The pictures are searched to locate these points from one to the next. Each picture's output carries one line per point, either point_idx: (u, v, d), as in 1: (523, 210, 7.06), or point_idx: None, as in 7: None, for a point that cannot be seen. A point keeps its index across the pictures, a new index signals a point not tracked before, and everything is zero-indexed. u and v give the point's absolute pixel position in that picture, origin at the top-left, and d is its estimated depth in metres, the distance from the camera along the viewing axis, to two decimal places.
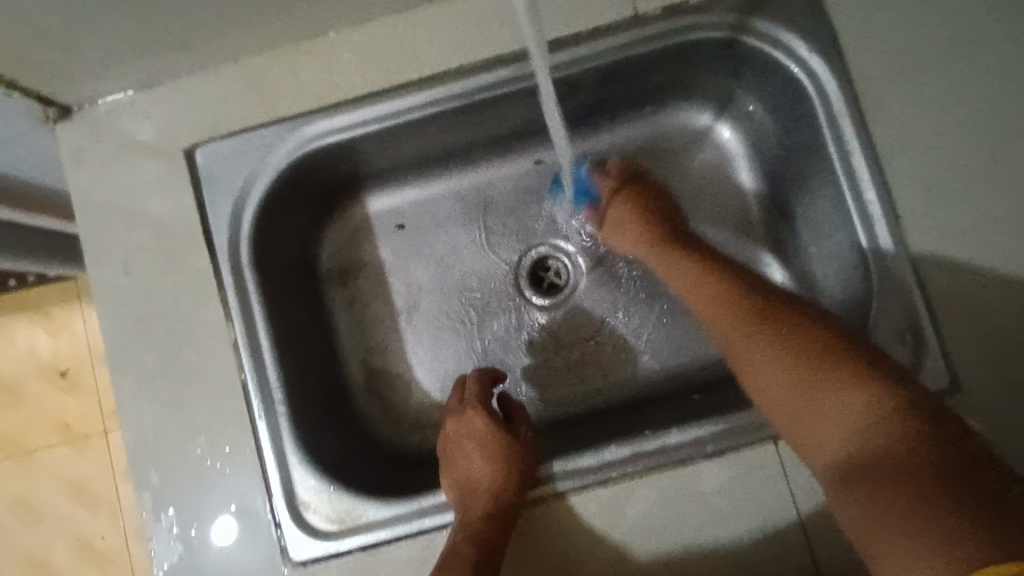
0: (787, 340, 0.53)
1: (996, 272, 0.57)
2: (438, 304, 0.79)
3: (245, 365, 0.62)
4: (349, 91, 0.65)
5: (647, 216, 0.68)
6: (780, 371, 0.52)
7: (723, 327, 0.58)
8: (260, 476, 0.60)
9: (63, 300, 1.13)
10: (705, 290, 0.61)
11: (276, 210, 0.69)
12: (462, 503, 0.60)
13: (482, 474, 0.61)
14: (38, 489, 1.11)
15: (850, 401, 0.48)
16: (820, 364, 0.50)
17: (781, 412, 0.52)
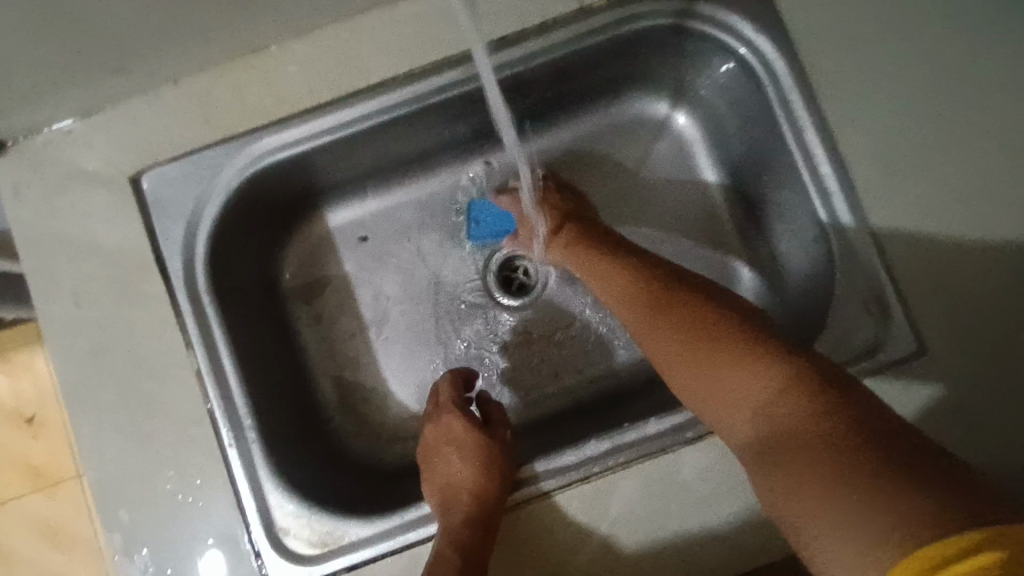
0: (698, 324, 0.54)
1: (951, 234, 0.58)
2: (408, 314, 0.78)
3: (210, 392, 0.60)
4: (296, 103, 0.64)
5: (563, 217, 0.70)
6: (692, 355, 0.54)
7: (637, 317, 0.59)
8: (235, 504, 0.59)
9: (21, 342, 1.08)
10: (624, 277, 0.62)
11: (231, 231, 0.67)
12: (445, 510, 0.59)
13: (461, 479, 0.61)
14: (10, 540, 1.07)
15: (763, 377, 0.49)
16: (727, 347, 0.52)
17: (699, 397, 0.53)
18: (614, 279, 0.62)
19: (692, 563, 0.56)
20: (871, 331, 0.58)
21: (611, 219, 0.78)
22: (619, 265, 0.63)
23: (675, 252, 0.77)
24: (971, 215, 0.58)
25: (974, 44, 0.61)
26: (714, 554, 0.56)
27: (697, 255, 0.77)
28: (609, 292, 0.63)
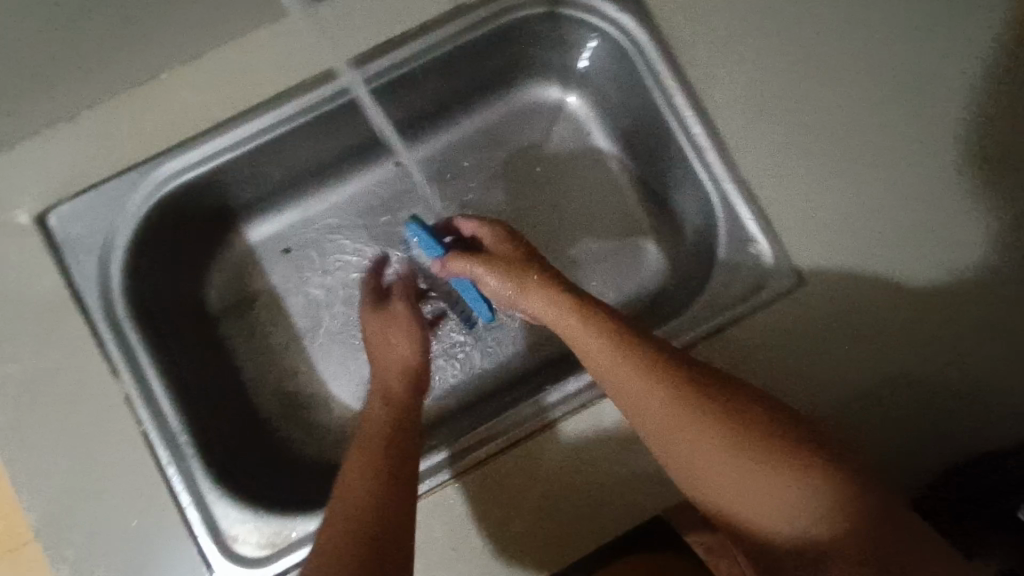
0: (740, 438, 0.51)
1: (809, 174, 0.66)
2: (340, 317, 0.80)
3: (142, 415, 0.62)
4: (195, 126, 0.66)
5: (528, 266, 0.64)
6: (729, 466, 0.50)
7: (663, 424, 0.53)
8: (181, 518, 0.60)
9: None
10: (636, 359, 0.55)
11: (145, 259, 0.68)
12: (382, 390, 0.66)
13: (390, 351, 0.69)
14: None
15: (805, 488, 0.48)
16: (770, 461, 0.49)
17: (730, 498, 0.50)
18: (620, 359, 0.55)
19: (619, 499, 0.62)
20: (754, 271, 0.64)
21: (522, 203, 0.82)
22: (625, 342, 0.56)
23: (584, 225, 0.82)
24: (821, 156, 0.66)
25: (805, 6, 0.69)
26: (639, 491, 0.62)
27: (607, 225, 0.81)
28: (621, 392, 0.55)
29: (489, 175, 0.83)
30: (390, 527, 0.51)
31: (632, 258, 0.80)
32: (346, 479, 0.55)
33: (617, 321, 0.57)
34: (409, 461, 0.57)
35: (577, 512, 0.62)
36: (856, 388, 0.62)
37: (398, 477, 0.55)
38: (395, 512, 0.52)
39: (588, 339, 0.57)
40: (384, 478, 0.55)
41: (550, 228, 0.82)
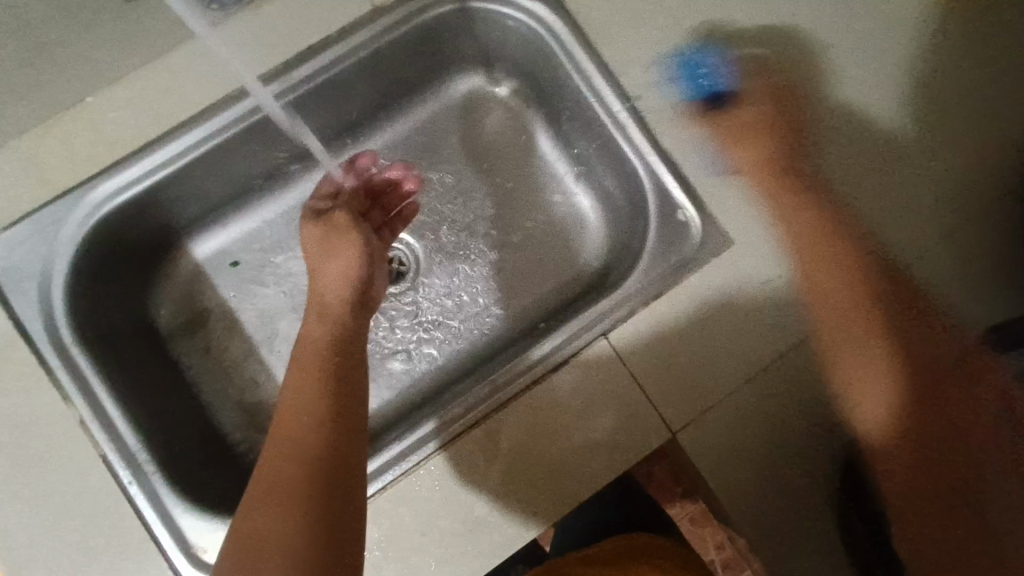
0: (895, 337, 0.63)
1: (729, 139, 0.69)
2: (293, 324, 0.81)
3: (99, 437, 0.62)
4: (124, 147, 0.66)
5: (764, 135, 0.68)
6: (869, 350, 0.63)
7: (843, 318, 0.64)
8: (148, 536, 0.60)
9: None
10: (846, 254, 0.65)
11: (87, 283, 0.68)
12: (323, 311, 0.65)
13: (334, 266, 0.68)
14: None
15: (904, 378, 0.62)
16: (907, 350, 0.63)
17: (892, 376, 0.62)
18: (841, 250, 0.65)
19: (579, 468, 0.64)
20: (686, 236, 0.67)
21: (465, 195, 0.86)
22: (832, 238, 0.66)
23: (523, 212, 0.85)
24: (739, 120, 0.69)
25: None
26: (593, 460, 0.64)
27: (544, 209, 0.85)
28: (813, 291, 0.65)
29: (428, 171, 0.86)
30: (337, 476, 0.51)
31: (571, 238, 0.83)
32: (290, 418, 0.54)
33: (816, 215, 0.66)
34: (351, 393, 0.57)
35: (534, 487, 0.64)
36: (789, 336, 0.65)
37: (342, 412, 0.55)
38: (349, 447, 0.53)
39: (806, 227, 0.66)
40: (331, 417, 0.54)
41: (495, 215, 0.85)
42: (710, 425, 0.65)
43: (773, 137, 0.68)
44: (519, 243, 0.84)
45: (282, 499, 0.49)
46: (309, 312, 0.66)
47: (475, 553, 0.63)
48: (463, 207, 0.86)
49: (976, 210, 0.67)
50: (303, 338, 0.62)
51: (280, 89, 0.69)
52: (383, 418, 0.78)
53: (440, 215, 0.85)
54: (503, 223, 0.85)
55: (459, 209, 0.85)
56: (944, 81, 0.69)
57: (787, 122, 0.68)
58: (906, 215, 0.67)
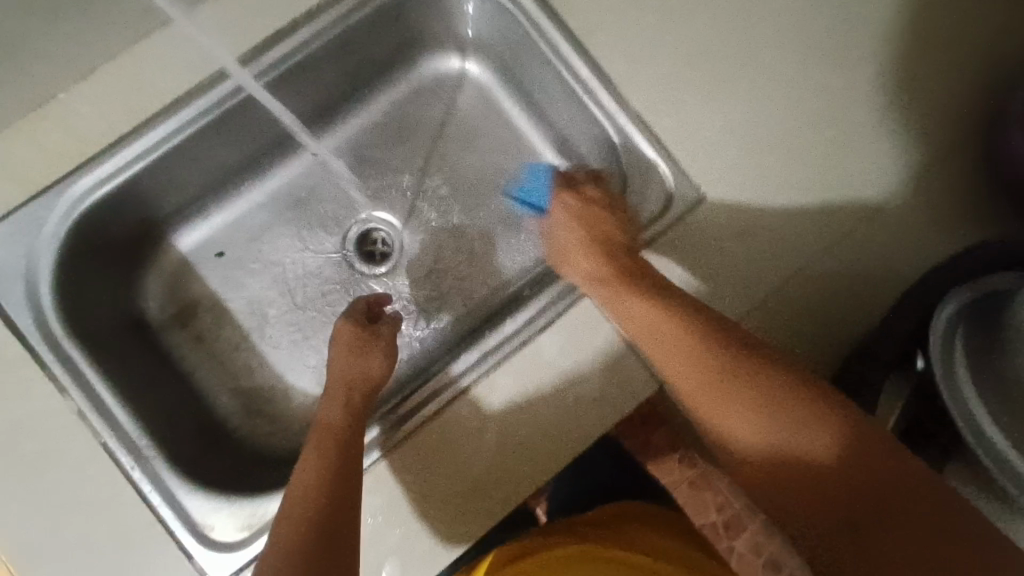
0: (766, 400, 0.56)
1: (696, 97, 0.71)
2: (282, 310, 0.83)
3: (98, 427, 0.63)
4: (99, 141, 0.66)
5: (603, 250, 0.68)
6: (739, 405, 0.57)
7: (699, 386, 0.59)
8: (156, 519, 0.62)
9: None
10: (671, 326, 0.61)
11: (74, 277, 0.69)
12: (346, 398, 0.66)
13: (377, 366, 0.70)
14: None
15: (818, 431, 0.54)
16: (787, 414, 0.55)
17: (765, 435, 0.56)
18: (659, 322, 0.61)
19: (572, 424, 0.66)
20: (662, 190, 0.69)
21: (443, 173, 0.87)
22: (660, 316, 0.61)
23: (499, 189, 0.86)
24: (705, 78, 0.71)
25: None
26: (583, 417, 0.66)
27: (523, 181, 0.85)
28: (640, 334, 0.62)
29: (404, 151, 0.87)
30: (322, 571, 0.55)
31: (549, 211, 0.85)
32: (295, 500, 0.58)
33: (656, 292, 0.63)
34: (354, 485, 0.59)
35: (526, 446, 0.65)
36: (766, 284, 0.67)
37: (344, 508, 0.58)
38: (343, 539, 0.56)
39: (624, 314, 0.63)
40: (332, 503, 0.57)
41: (475, 189, 0.86)
42: None
43: (608, 234, 0.69)
44: (497, 219, 0.85)
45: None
46: (327, 398, 0.66)
47: (474, 510, 0.64)
48: (443, 183, 0.87)
49: (936, 151, 0.70)
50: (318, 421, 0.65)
51: (254, 72, 0.69)
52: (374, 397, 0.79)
53: (420, 193, 0.86)
54: (485, 196, 0.86)
55: (439, 186, 0.87)
56: (896, 29, 0.72)
57: (608, 207, 0.72)
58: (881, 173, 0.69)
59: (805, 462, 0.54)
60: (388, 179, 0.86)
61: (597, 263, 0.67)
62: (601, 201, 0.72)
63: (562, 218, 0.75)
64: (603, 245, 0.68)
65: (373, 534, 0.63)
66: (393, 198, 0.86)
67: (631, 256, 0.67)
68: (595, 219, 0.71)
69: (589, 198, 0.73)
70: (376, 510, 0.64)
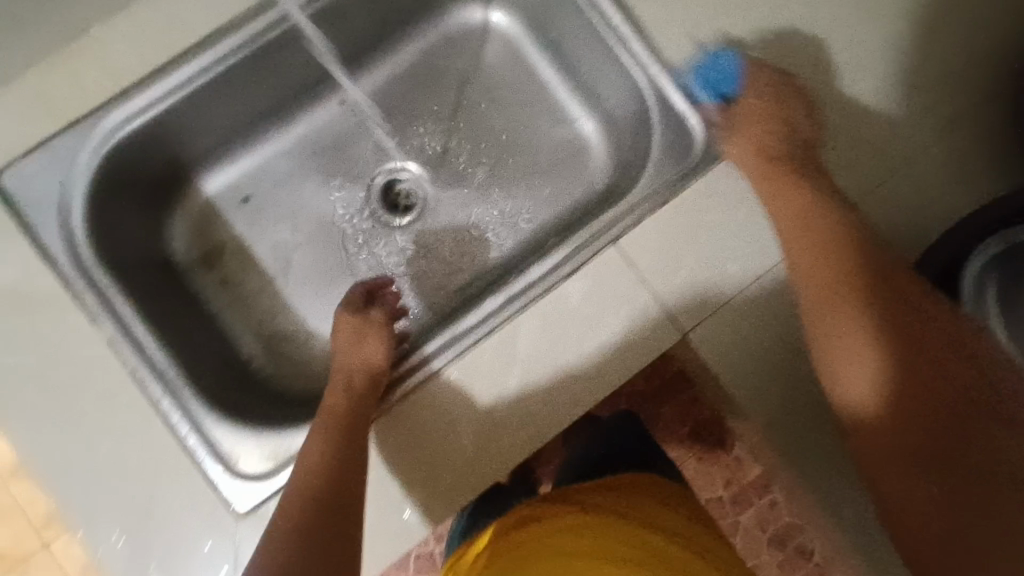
0: (910, 355, 0.58)
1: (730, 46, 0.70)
2: (307, 256, 0.83)
3: (129, 358, 0.64)
4: (133, 75, 0.67)
5: (767, 146, 0.67)
6: (880, 349, 0.59)
7: (834, 310, 0.61)
8: (183, 446, 0.63)
9: None
10: (831, 253, 0.62)
11: (106, 210, 0.69)
12: (347, 383, 0.67)
13: (375, 353, 0.70)
14: None
15: (908, 398, 0.58)
16: (910, 373, 0.58)
17: (880, 386, 0.58)
18: (827, 249, 0.62)
19: (594, 368, 0.67)
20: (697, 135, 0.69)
21: (469, 125, 0.86)
22: (827, 243, 0.63)
23: (520, 144, 0.85)
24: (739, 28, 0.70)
25: None
26: (605, 363, 0.67)
27: (547, 137, 0.85)
28: (798, 259, 0.63)
29: (431, 101, 0.86)
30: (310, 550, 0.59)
31: (573, 165, 0.84)
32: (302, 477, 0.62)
33: (813, 217, 0.64)
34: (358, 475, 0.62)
35: (547, 390, 0.67)
36: None
37: (345, 497, 0.61)
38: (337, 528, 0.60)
39: (783, 222, 0.64)
40: (333, 496, 0.60)
41: (500, 141, 0.86)
42: (722, 323, 0.67)
43: (771, 135, 0.68)
44: (510, 179, 0.85)
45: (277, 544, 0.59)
46: (332, 385, 0.69)
47: (477, 463, 0.66)
48: (468, 136, 0.86)
49: (971, 106, 0.69)
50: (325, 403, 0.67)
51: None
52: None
53: (446, 145, 0.86)
54: (510, 150, 0.85)
55: (465, 138, 0.86)
56: None
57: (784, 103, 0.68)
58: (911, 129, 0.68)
59: (858, 419, 0.59)
60: (414, 130, 0.86)
61: (754, 146, 0.68)
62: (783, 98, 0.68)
63: (751, 101, 0.69)
64: (773, 140, 0.68)
65: (377, 483, 0.66)
66: (419, 149, 0.86)
67: (801, 155, 0.68)
68: (780, 113, 0.67)
69: (777, 82, 0.68)
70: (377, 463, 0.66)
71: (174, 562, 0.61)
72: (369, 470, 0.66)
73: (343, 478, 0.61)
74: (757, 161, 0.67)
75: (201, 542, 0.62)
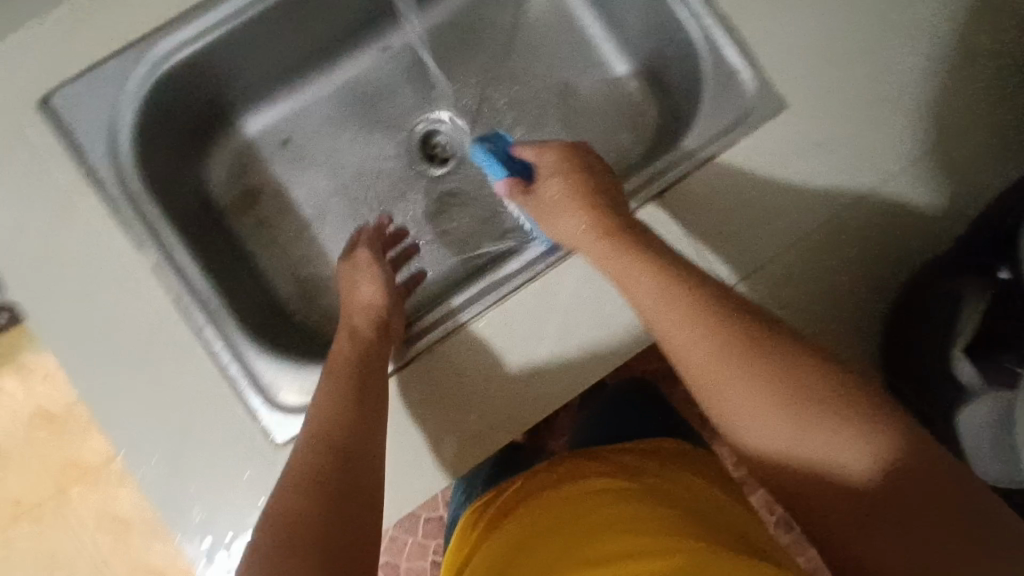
0: (812, 393, 0.48)
1: (786, 3, 0.69)
2: (343, 203, 0.83)
3: (172, 284, 0.64)
4: (182, 4, 0.67)
5: (592, 206, 0.64)
6: (770, 398, 0.48)
7: (709, 368, 0.51)
8: (223, 375, 0.63)
9: (27, 345, 1.20)
10: (678, 308, 0.54)
11: (151, 141, 0.70)
12: (352, 329, 0.67)
13: (376, 297, 0.70)
14: (65, 537, 1.19)
15: (870, 441, 0.45)
16: (841, 416, 0.46)
17: (806, 442, 0.47)
18: (668, 309, 0.54)
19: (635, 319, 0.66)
20: (752, 88, 0.68)
21: (511, 78, 0.85)
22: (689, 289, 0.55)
23: (560, 101, 0.84)
24: None
25: None
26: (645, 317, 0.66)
27: (591, 93, 0.84)
28: (665, 313, 0.55)
29: (475, 51, 0.85)
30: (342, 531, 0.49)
31: (615, 123, 0.83)
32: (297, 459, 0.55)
33: (642, 275, 0.57)
34: (371, 437, 0.57)
35: (585, 341, 0.66)
36: (838, 201, 0.66)
37: (360, 459, 0.55)
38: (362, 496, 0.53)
39: (632, 290, 0.57)
40: (345, 458, 0.55)
41: (542, 95, 0.85)
42: (767, 278, 0.66)
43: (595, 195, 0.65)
44: (548, 136, 0.84)
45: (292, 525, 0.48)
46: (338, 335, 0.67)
47: (511, 412, 0.66)
48: (510, 88, 0.85)
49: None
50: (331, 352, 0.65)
51: None
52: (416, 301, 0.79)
53: (487, 97, 0.85)
54: (553, 105, 0.84)
55: (506, 91, 0.85)
56: None
57: (578, 178, 0.67)
58: (965, 93, 0.68)
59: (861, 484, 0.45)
60: (456, 81, 0.86)
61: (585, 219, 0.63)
62: (584, 170, 0.68)
63: (554, 178, 0.68)
64: (604, 207, 0.64)
65: (414, 424, 0.64)
66: (460, 100, 0.85)
67: (620, 215, 0.63)
68: (578, 185, 0.66)
69: (565, 155, 0.69)
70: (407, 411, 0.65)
71: (214, 491, 0.62)
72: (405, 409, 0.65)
73: (356, 440, 0.56)
74: (575, 217, 0.64)
75: (240, 473, 0.62)
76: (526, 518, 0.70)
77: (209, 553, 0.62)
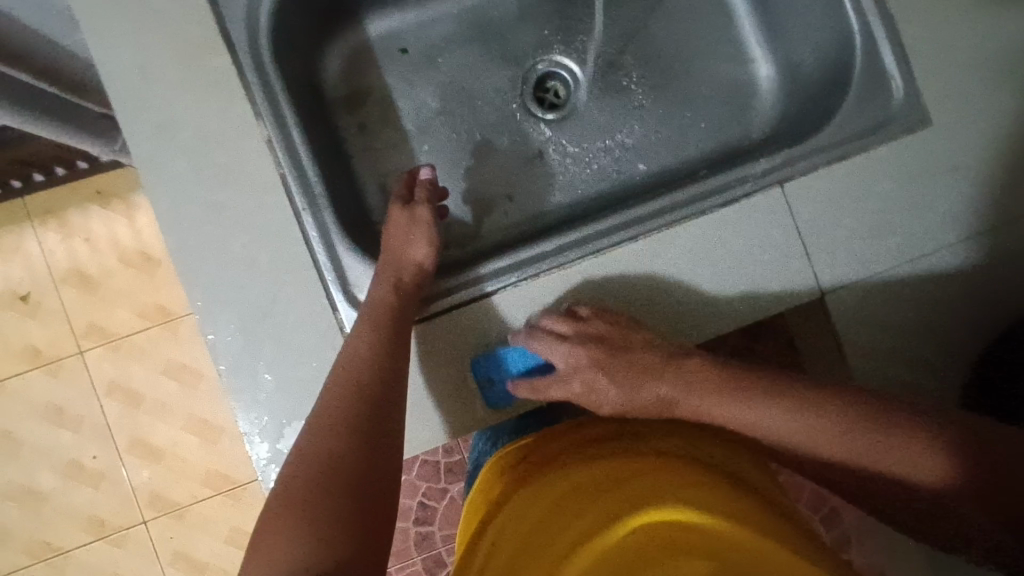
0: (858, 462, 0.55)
1: (956, 19, 0.66)
2: (448, 124, 0.82)
3: (282, 161, 0.65)
4: None
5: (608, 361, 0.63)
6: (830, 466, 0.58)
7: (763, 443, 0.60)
8: (312, 262, 0.64)
9: (77, 201, 1.21)
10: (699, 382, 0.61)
11: (285, 18, 0.70)
12: (394, 280, 0.64)
13: (421, 255, 0.66)
14: (73, 397, 1.20)
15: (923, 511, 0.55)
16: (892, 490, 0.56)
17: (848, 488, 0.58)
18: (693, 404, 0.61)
19: (728, 302, 0.66)
20: (898, 98, 0.66)
21: (641, 38, 0.83)
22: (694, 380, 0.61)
23: (685, 71, 0.82)
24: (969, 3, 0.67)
25: None
26: (741, 300, 0.66)
27: (719, 70, 0.82)
28: (688, 414, 0.62)
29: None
30: (362, 494, 0.52)
31: (734, 105, 0.81)
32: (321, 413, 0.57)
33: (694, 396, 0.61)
34: (385, 417, 0.57)
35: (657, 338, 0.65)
36: (956, 230, 0.65)
37: (382, 441, 0.56)
38: (383, 453, 0.55)
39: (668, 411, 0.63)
40: (368, 441, 0.55)
41: (667, 62, 0.82)
42: (860, 289, 0.65)
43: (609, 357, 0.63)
44: (659, 106, 0.82)
45: (315, 469, 0.53)
46: (376, 279, 0.64)
47: (581, 364, 0.65)
48: (638, 47, 0.83)
49: None
50: (370, 298, 0.63)
51: None
52: (496, 237, 0.79)
53: (612, 51, 0.83)
54: (678, 73, 0.82)
55: (635, 48, 0.83)
56: None
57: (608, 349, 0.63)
58: None
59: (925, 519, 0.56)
60: (586, 27, 0.83)
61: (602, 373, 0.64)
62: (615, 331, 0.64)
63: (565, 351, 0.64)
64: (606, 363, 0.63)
65: (486, 349, 0.65)
66: (586, 48, 0.84)
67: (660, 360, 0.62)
68: (699, 389, 0.61)
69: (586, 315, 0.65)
70: (461, 353, 0.65)
71: (280, 369, 0.62)
72: (480, 337, 0.65)
73: (371, 418, 0.56)
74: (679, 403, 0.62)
75: (310, 360, 0.63)
76: (558, 479, 0.58)
77: (263, 430, 0.62)
